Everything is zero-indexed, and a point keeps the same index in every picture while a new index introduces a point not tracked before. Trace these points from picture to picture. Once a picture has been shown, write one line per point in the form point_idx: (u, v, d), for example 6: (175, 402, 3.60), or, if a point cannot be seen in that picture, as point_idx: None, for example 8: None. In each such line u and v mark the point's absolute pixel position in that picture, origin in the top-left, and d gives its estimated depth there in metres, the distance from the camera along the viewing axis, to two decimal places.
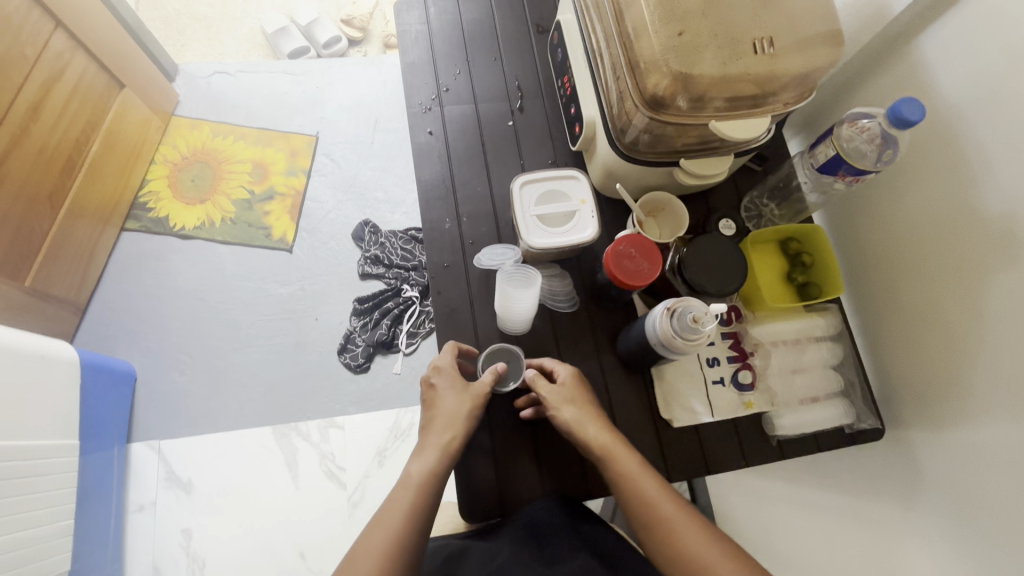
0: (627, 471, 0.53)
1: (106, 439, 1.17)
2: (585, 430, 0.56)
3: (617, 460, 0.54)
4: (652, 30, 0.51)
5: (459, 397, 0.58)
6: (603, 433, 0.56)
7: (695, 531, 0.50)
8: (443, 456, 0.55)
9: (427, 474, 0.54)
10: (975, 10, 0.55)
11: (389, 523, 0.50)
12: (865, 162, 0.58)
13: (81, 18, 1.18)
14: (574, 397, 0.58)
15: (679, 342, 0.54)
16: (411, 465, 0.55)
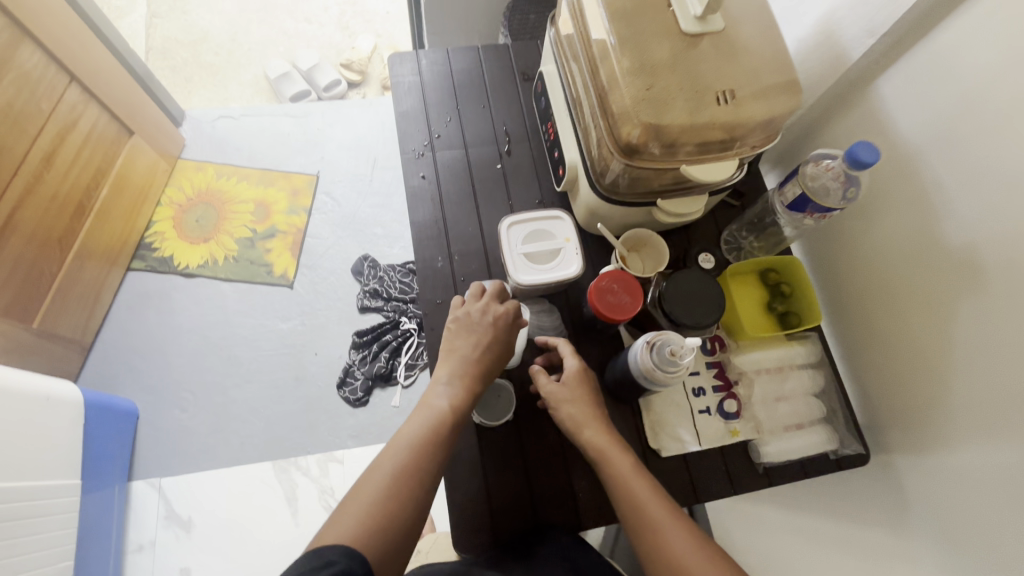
0: (620, 475, 0.55)
1: (108, 478, 1.18)
2: (584, 432, 0.59)
3: (610, 463, 0.56)
4: (623, 84, 0.55)
5: (491, 345, 0.62)
6: (602, 436, 0.58)
7: (679, 532, 0.51)
8: (467, 394, 0.59)
9: (450, 407, 0.58)
10: (922, 57, 0.58)
11: (404, 442, 0.55)
12: (831, 199, 0.62)
13: (93, 72, 1.24)
14: (576, 397, 0.61)
15: (659, 373, 0.57)
16: (439, 394, 0.59)
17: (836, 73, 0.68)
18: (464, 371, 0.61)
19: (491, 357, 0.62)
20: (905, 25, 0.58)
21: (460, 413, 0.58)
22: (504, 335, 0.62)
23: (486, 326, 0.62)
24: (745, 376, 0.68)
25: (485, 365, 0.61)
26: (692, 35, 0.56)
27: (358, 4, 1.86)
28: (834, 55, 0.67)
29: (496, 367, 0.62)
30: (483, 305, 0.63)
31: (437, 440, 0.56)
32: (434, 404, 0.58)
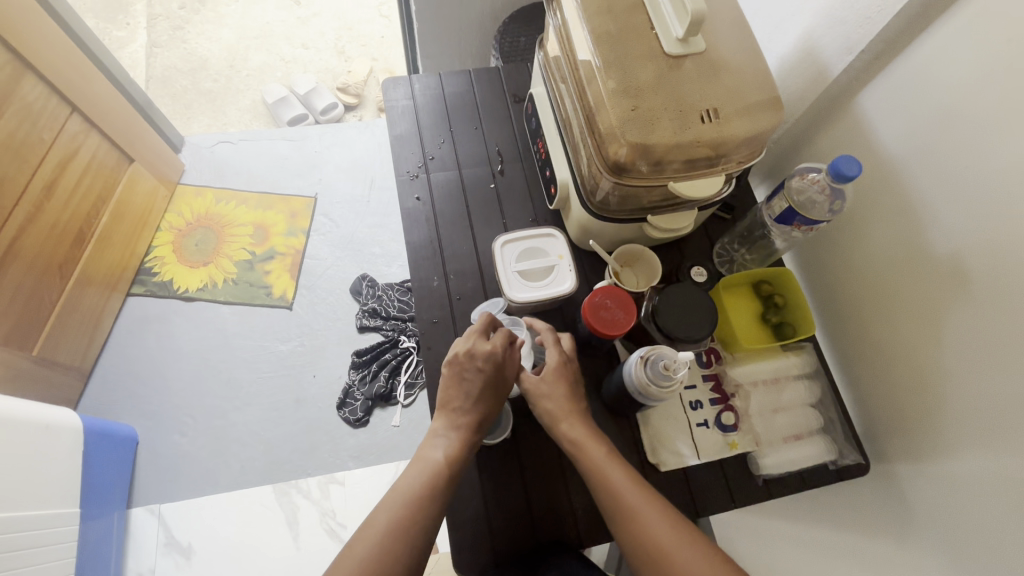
0: (597, 464, 0.56)
1: (107, 505, 1.17)
2: (562, 425, 0.59)
3: (586, 454, 0.57)
4: (609, 105, 0.57)
5: (487, 395, 0.61)
6: (579, 428, 0.59)
7: (658, 517, 0.53)
8: (464, 449, 0.59)
9: (446, 463, 0.58)
10: (901, 72, 0.60)
11: (396, 500, 0.55)
12: (818, 212, 0.64)
13: (94, 102, 1.27)
14: (554, 388, 0.62)
15: (655, 389, 0.58)
16: (434, 448, 0.59)
17: (818, 88, 0.69)
18: (461, 422, 0.60)
19: (485, 398, 0.61)
20: (882, 42, 0.60)
21: (457, 465, 0.58)
22: (496, 372, 0.61)
23: (476, 368, 0.61)
24: (742, 389, 0.68)
25: (482, 409, 0.61)
26: (674, 56, 0.58)
27: (353, 29, 1.90)
28: (816, 71, 0.69)
29: (493, 409, 0.62)
30: (471, 346, 0.61)
31: (433, 490, 0.56)
32: (429, 456, 0.58)
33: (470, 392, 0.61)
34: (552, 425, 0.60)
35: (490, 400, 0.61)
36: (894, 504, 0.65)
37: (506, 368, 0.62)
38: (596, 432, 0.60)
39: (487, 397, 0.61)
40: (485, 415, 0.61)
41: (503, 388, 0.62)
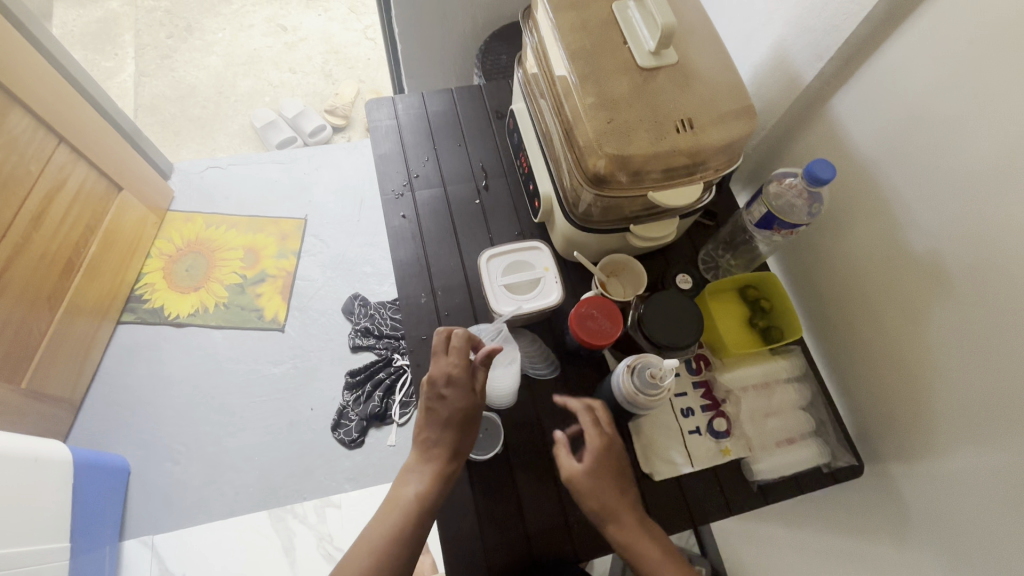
0: (649, 563, 0.55)
1: (99, 539, 1.15)
2: (614, 525, 0.57)
3: (636, 554, 0.56)
4: (586, 119, 0.58)
5: (457, 424, 0.60)
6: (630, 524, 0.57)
7: None
8: (435, 484, 0.59)
9: (414, 501, 0.58)
10: (871, 77, 0.61)
11: (367, 547, 0.57)
12: (797, 215, 0.64)
13: (82, 132, 1.27)
14: (603, 486, 0.58)
15: (644, 397, 0.58)
16: (406, 485, 0.59)
17: (792, 95, 0.70)
18: (434, 456, 0.60)
19: (454, 421, 0.60)
20: (850, 48, 0.61)
21: (429, 503, 0.58)
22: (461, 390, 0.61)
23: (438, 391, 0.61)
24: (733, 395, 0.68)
25: (453, 440, 0.60)
26: (648, 68, 0.59)
27: (339, 52, 1.92)
28: (789, 78, 0.70)
29: (465, 438, 0.61)
30: (431, 372, 0.61)
31: (403, 534, 0.58)
32: (402, 495, 0.59)
33: (439, 419, 0.61)
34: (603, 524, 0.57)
35: (462, 425, 0.60)
36: (889, 504, 0.65)
37: (471, 385, 0.61)
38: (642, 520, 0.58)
39: (458, 420, 0.60)
40: (457, 440, 0.61)
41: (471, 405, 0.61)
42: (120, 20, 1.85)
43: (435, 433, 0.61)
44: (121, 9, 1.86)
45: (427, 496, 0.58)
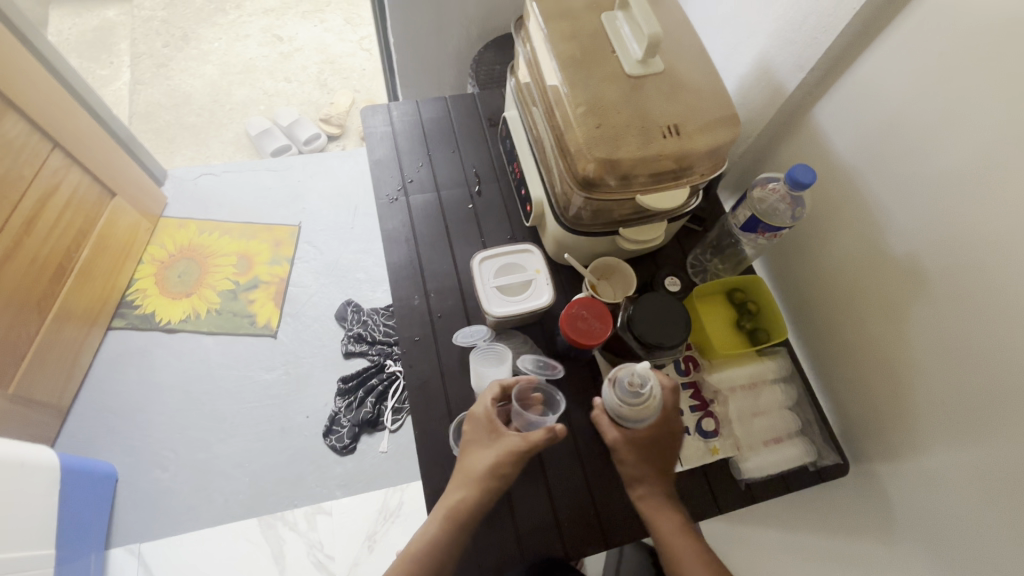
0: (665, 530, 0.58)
1: (84, 547, 1.13)
2: (640, 488, 0.61)
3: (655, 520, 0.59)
4: (576, 124, 0.59)
5: (484, 452, 0.59)
6: (654, 493, 0.61)
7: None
8: (444, 522, 0.57)
9: (422, 543, 0.56)
10: (849, 87, 0.63)
11: None
12: (781, 219, 0.67)
13: (77, 138, 1.28)
14: (637, 454, 0.61)
15: (632, 406, 0.59)
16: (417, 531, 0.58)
17: (775, 104, 0.73)
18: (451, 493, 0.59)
19: (478, 470, 0.58)
20: (830, 59, 0.63)
21: (440, 542, 0.56)
22: (498, 442, 0.60)
23: (474, 432, 0.61)
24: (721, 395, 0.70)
25: (473, 469, 0.59)
26: (635, 76, 0.61)
27: (335, 62, 1.94)
28: (772, 88, 0.73)
29: (486, 467, 0.58)
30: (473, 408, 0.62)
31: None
32: (414, 541, 0.57)
33: (469, 448, 0.60)
34: (629, 485, 0.61)
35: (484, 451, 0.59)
36: (873, 501, 0.66)
37: (510, 442, 0.59)
38: (664, 489, 0.61)
39: (480, 458, 0.59)
40: (477, 492, 0.58)
41: (502, 462, 0.58)
42: (116, 28, 1.86)
43: (457, 474, 0.59)
44: (118, 17, 1.88)
45: (431, 541, 0.56)
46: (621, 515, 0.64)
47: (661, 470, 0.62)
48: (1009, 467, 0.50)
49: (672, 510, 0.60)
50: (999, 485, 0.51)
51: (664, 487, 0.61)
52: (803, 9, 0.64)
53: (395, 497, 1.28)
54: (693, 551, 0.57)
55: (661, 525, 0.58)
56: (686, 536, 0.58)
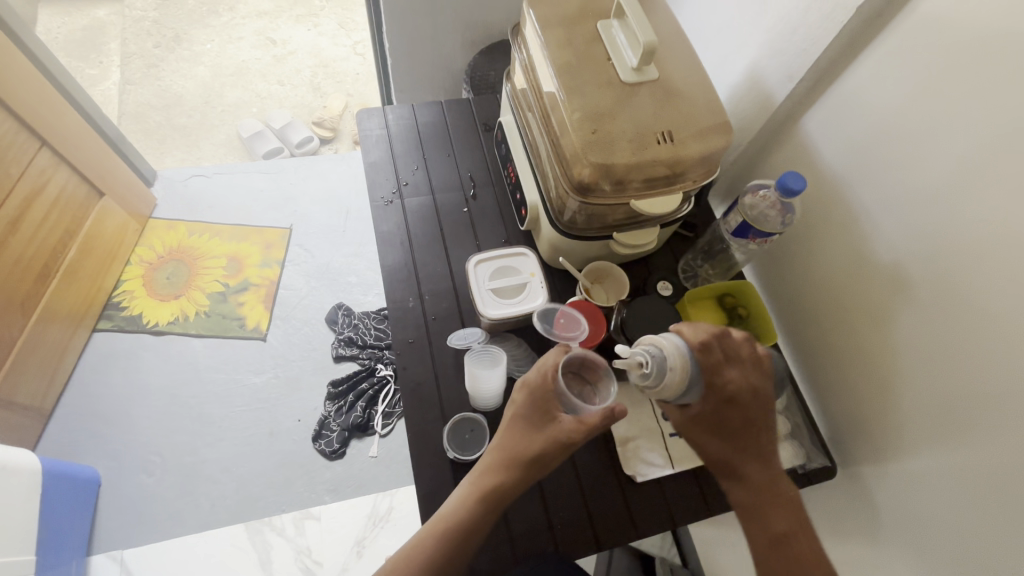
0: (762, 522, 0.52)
1: (65, 553, 1.10)
2: (726, 483, 0.55)
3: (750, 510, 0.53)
4: (572, 129, 0.60)
5: (528, 435, 0.56)
6: (742, 487, 0.54)
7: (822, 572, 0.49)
8: (474, 502, 0.54)
9: (446, 520, 0.54)
10: (836, 98, 0.65)
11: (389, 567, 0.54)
12: (771, 226, 0.68)
13: (66, 137, 1.26)
14: (704, 440, 0.55)
15: (654, 373, 0.54)
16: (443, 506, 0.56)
17: (765, 114, 0.75)
18: (487, 469, 0.56)
19: (522, 452, 0.55)
20: (818, 70, 0.65)
21: (467, 523, 0.54)
22: (548, 425, 0.55)
23: (524, 408, 0.57)
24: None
25: (515, 449, 0.55)
26: (630, 83, 0.62)
27: (328, 66, 1.95)
28: (762, 98, 0.75)
29: (532, 451, 0.55)
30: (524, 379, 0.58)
31: (432, 554, 0.53)
32: (441, 514, 0.55)
33: (514, 425, 0.57)
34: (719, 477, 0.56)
35: (529, 433, 0.56)
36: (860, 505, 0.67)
37: (560, 429, 0.54)
38: (755, 480, 0.53)
39: (523, 440, 0.56)
40: (515, 475, 0.55)
41: (547, 450, 0.54)
42: (106, 28, 1.84)
43: (497, 450, 0.56)
44: (108, 17, 1.86)
45: (459, 521, 0.54)
46: (613, 517, 0.65)
47: (745, 454, 0.54)
48: (993, 469, 0.51)
49: (769, 506, 0.52)
50: (982, 486, 0.52)
51: (756, 475, 0.54)
52: (792, 22, 0.66)
53: (385, 502, 1.27)
54: (797, 556, 0.50)
55: (753, 527, 0.52)
56: (786, 538, 0.51)
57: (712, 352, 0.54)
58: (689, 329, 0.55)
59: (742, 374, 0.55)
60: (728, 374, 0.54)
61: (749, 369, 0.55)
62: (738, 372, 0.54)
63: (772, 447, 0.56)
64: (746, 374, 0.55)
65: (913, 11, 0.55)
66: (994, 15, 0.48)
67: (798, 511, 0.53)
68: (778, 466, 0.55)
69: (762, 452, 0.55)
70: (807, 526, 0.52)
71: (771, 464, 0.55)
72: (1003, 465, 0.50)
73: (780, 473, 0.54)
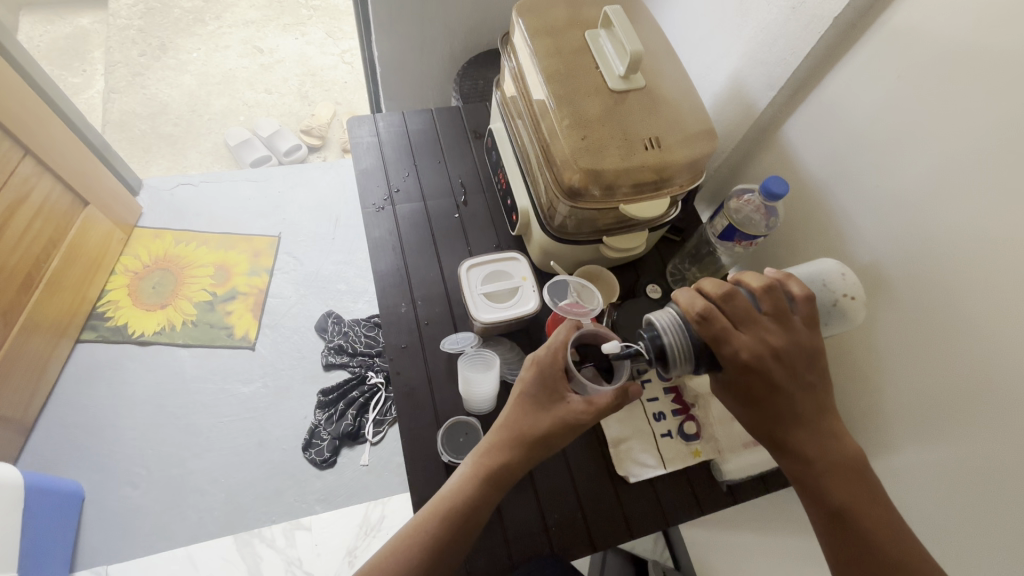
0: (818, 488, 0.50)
1: (47, 569, 1.08)
2: (776, 455, 0.52)
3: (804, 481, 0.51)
4: (562, 135, 0.62)
5: (535, 415, 0.57)
6: (793, 459, 0.51)
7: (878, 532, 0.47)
8: (478, 481, 0.55)
9: (451, 499, 0.54)
10: (815, 106, 0.67)
11: (394, 545, 0.53)
12: (757, 228, 0.70)
13: (50, 145, 1.25)
14: (740, 412, 0.54)
15: (651, 355, 0.52)
16: (445, 484, 0.56)
17: (748, 121, 0.77)
18: (493, 447, 0.56)
19: (530, 432, 0.56)
20: (798, 80, 0.68)
21: (470, 501, 0.54)
22: (556, 406, 0.56)
23: (533, 386, 0.57)
24: (842, 302, 0.58)
25: (523, 427, 0.56)
26: (619, 91, 0.64)
27: (316, 74, 1.95)
28: (745, 106, 0.77)
29: (540, 430, 0.56)
30: (534, 358, 0.59)
31: (437, 533, 0.53)
32: (445, 491, 0.55)
33: (523, 403, 0.57)
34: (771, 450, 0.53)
35: (536, 413, 0.57)
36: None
37: (570, 410, 0.56)
38: (806, 452, 0.50)
39: (530, 420, 0.56)
40: (521, 454, 0.56)
41: (555, 430, 0.55)
42: (90, 36, 1.83)
43: (503, 430, 0.57)
44: (92, 25, 1.84)
45: (461, 500, 0.54)
46: (606, 518, 0.65)
47: (785, 423, 0.51)
48: (975, 466, 0.53)
49: (825, 478, 0.50)
50: (964, 483, 0.54)
51: (804, 445, 0.51)
52: (773, 32, 0.69)
53: (376, 512, 1.25)
54: (857, 527, 0.48)
55: (811, 500, 0.50)
56: (845, 512, 0.48)
57: (712, 322, 0.50)
58: (687, 297, 0.52)
59: (753, 336, 0.51)
60: (735, 342, 0.50)
61: (764, 327, 0.51)
62: (750, 337, 0.50)
63: (824, 408, 0.52)
64: (759, 336, 0.51)
65: (887, 22, 0.57)
66: (966, 25, 0.50)
67: (859, 477, 0.50)
68: (836, 429, 0.51)
69: (810, 416, 0.51)
70: (868, 493, 0.49)
71: (825, 430, 0.51)
72: (985, 463, 0.52)
73: (834, 434, 0.51)
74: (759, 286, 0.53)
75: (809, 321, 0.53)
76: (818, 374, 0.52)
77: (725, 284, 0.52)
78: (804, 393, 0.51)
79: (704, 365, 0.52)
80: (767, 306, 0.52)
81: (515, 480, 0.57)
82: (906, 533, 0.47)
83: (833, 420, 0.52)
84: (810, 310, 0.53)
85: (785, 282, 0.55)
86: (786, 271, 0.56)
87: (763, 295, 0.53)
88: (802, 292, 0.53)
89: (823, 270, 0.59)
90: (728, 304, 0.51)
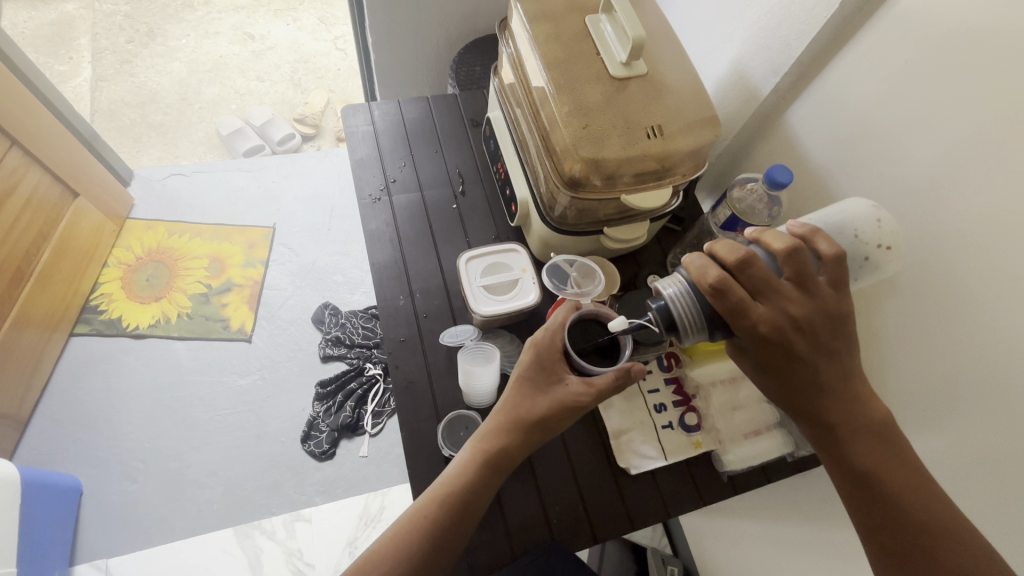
0: (844, 453, 0.49)
1: (48, 563, 1.07)
2: (799, 422, 0.52)
3: (832, 447, 0.50)
4: (562, 122, 0.60)
5: (535, 398, 0.56)
6: (819, 427, 0.50)
7: (908, 497, 0.46)
8: (477, 467, 0.54)
9: (451, 484, 0.54)
10: (821, 90, 0.66)
11: (395, 531, 0.53)
12: (760, 217, 0.70)
13: (37, 136, 1.22)
14: (764, 383, 0.53)
15: (662, 327, 0.52)
16: (446, 468, 0.56)
17: (751, 110, 0.75)
18: (492, 433, 0.56)
19: (528, 414, 0.55)
20: (801, 67, 0.66)
21: (469, 487, 0.54)
22: (555, 387, 0.56)
23: (531, 369, 0.57)
24: (874, 254, 0.55)
25: (522, 411, 0.56)
26: (620, 78, 0.62)
27: (308, 61, 1.91)
28: (748, 92, 0.75)
29: (539, 413, 0.55)
30: (533, 340, 0.58)
31: (438, 519, 0.53)
32: (444, 478, 0.55)
33: (522, 388, 0.57)
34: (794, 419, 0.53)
35: (535, 397, 0.56)
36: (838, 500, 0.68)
37: (569, 392, 0.55)
38: (830, 418, 0.50)
39: (530, 403, 0.56)
40: (520, 438, 0.55)
41: (554, 412, 0.55)
42: (75, 22, 1.77)
43: (502, 413, 0.56)
44: (76, 11, 1.78)
45: (459, 485, 0.54)
46: (607, 506, 0.65)
47: (809, 390, 0.50)
48: (974, 456, 0.53)
49: (848, 442, 0.49)
50: (961, 476, 0.54)
51: (829, 413, 0.50)
52: (776, 17, 0.67)
53: (376, 502, 1.26)
54: (885, 491, 0.47)
55: (835, 466, 0.50)
56: (868, 476, 0.48)
57: (729, 294, 0.48)
58: (698, 264, 0.49)
59: (773, 307, 0.49)
60: (754, 315, 0.48)
61: (785, 297, 0.49)
62: (769, 309, 0.49)
63: (851, 372, 0.50)
64: (781, 307, 0.49)
65: (896, 5, 0.55)
66: (979, 10, 0.48)
67: (885, 440, 0.49)
68: (863, 395, 0.50)
69: (836, 385, 0.50)
70: (895, 455, 0.48)
71: (851, 394, 0.50)
72: (984, 455, 0.52)
73: (859, 398, 0.50)
74: (782, 249, 0.50)
75: (836, 284, 0.50)
76: (844, 341, 0.50)
77: (743, 248, 0.49)
78: (828, 361, 0.50)
79: (719, 333, 0.51)
80: (789, 271, 0.50)
81: (514, 464, 0.57)
82: (934, 498, 0.46)
83: (862, 385, 0.50)
84: (836, 270, 0.50)
85: (812, 239, 0.52)
86: (812, 226, 0.53)
87: (785, 260, 0.50)
88: (831, 251, 0.51)
89: (856, 216, 0.56)
90: (743, 273, 0.49)
